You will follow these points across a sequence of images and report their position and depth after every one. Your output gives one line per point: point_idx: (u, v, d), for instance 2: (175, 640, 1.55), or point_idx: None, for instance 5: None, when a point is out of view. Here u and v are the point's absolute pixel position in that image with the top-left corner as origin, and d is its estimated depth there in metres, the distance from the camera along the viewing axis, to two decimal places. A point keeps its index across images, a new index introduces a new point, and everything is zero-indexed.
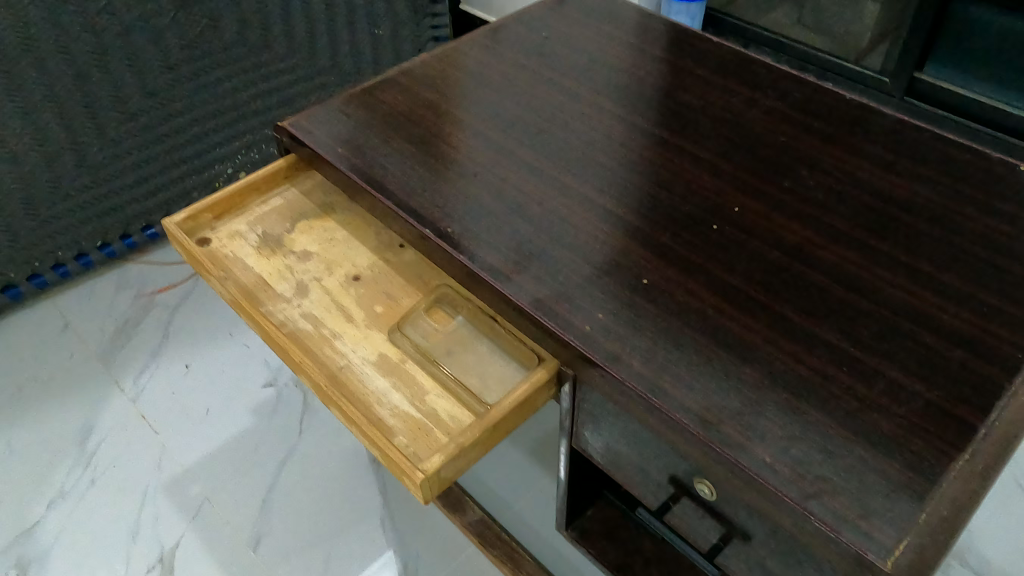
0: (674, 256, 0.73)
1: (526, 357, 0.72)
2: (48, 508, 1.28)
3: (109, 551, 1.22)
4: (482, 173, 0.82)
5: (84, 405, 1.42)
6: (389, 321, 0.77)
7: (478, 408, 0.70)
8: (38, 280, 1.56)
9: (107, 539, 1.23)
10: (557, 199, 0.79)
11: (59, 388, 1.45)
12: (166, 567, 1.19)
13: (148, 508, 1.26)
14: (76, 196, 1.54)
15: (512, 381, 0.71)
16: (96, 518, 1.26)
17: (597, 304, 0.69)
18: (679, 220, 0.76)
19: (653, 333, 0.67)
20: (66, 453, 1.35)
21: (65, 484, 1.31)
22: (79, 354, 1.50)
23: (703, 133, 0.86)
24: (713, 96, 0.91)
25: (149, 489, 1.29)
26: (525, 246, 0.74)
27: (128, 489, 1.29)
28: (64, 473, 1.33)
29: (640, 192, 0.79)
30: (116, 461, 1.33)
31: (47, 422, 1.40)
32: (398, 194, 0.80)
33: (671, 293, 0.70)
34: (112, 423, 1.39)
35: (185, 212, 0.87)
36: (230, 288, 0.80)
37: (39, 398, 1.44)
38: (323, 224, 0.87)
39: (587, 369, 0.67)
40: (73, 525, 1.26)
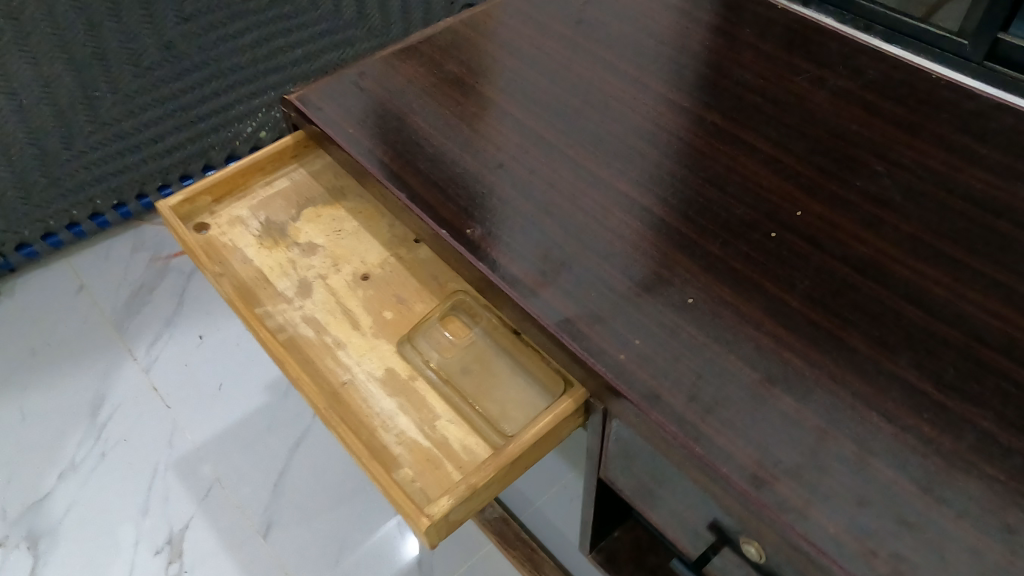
0: (725, 269, 0.63)
1: (550, 381, 0.63)
2: (58, 480, 1.23)
3: (118, 530, 1.17)
4: (507, 162, 0.72)
5: (97, 373, 1.36)
6: (399, 330, 0.69)
7: (495, 439, 0.62)
8: (53, 240, 1.51)
9: (117, 516, 1.19)
10: (591, 196, 0.69)
11: (71, 353, 1.40)
12: (174, 551, 1.15)
13: (158, 486, 1.21)
14: (90, 153, 1.46)
15: (535, 407, 0.63)
16: (105, 494, 1.21)
17: (633, 327, 0.60)
18: (732, 225, 0.66)
19: (698, 364, 0.57)
20: (77, 423, 1.30)
21: (75, 455, 1.26)
22: (93, 319, 1.45)
23: (763, 119, 0.75)
24: (775, 73, 0.79)
25: (159, 466, 1.24)
26: (553, 252, 0.65)
27: (138, 465, 1.24)
28: (74, 443, 1.28)
29: (687, 189, 0.69)
30: (127, 434, 1.28)
31: (59, 388, 1.35)
32: (411, 185, 0.71)
33: (720, 315, 0.60)
34: (124, 393, 1.33)
35: (182, 194, 0.79)
36: (225, 285, 0.72)
37: (51, 362, 1.38)
38: (332, 212, 0.79)
39: (619, 404, 0.58)
40: (83, 500, 1.21)
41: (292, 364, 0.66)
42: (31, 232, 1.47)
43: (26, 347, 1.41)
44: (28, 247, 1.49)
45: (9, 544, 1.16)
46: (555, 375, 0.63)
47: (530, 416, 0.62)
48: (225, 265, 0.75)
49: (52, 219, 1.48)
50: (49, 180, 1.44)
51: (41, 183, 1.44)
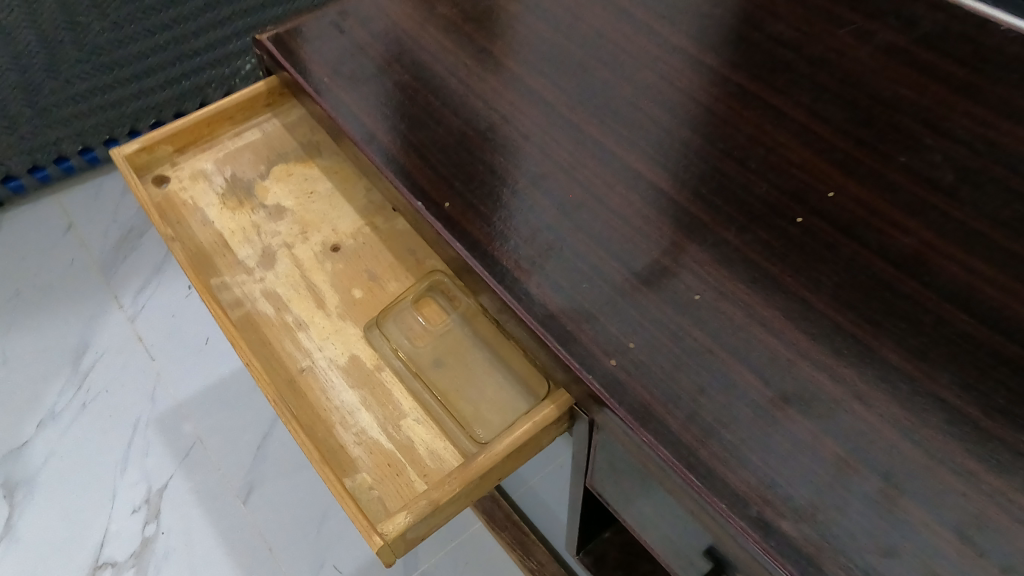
0: (740, 261, 0.54)
1: (531, 380, 0.56)
2: (37, 428, 1.19)
3: (95, 485, 1.14)
4: (498, 124, 0.63)
5: (81, 319, 1.31)
6: (367, 312, 0.62)
7: (466, 443, 0.55)
8: (41, 174, 1.45)
9: (95, 470, 1.15)
10: (591, 168, 0.60)
11: (56, 295, 1.34)
12: (152, 510, 1.11)
13: (138, 442, 1.17)
14: (83, 85, 1.39)
15: (512, 411, 0.55)
16: (84, 447, 1.17)
17: (628, 328, 0.51)
18: (751, 208, 0.57)
19: (700, 376, 0.49)
20: (59, 369, 1.25)
21: (56, 404, 1.22)
22: (80, 260, 1.39)
23: (796, 79, 0.64)
24: (815, 24, 0.68)
25: (140, 421, 1.19)
26: (542, 234, 0.56)
27: (119, 419, 1.20)
28: (55, 391, 1.23)
29: (702, 163, 0.60)
30: (110, 384, 1.24)
31: (42, 332, 1.30)
32: (387, 149, 0.63)
33: (730, 317, 0.51)
34: (108, 341, 1.28)
35: (139, 142, 0.69)
36: (178, 252, 0.64)
37: (35, 304, 1.33)
38: (304, 170, 0.71)
39: (602, 415, 0.51)
40: (62, 451, 1.17)
41: (242, 347, 0.58)
42: (17, 164, 1.40)
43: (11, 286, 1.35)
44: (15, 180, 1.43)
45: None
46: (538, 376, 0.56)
47: (506, 420, 0.55)
48: (183, 225, 0.68)
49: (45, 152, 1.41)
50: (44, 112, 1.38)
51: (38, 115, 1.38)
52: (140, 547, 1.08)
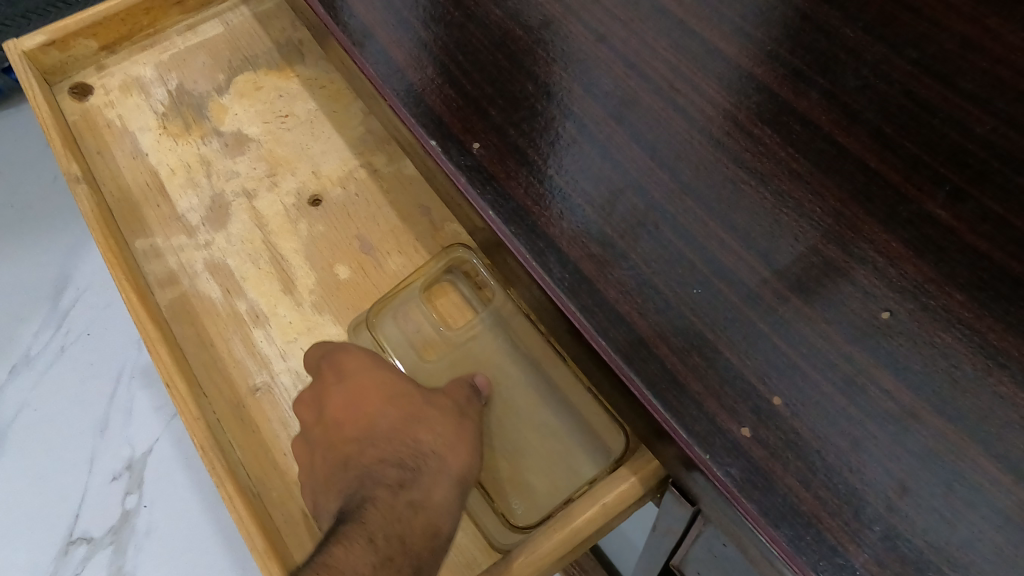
0: (958, 254, 0.32)
1: (583, 418, 0.43)
2: (9, 375, 0.92)
3: (68, 445, 0.88)
4: (556, 17, 0.41)
5: (60, 245, 1.00)
6: (356, 302, 0.48)
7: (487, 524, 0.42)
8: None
9: (69, 429, 0.89)
10: (702, 89, 0.37)
11: (28, 219, 1.01)
12: (134, 479, 0.86)
13: (122, 395, 0.91)
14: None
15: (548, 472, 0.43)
16: (60, 399, 0.90)
17: (771, 371, 0.31)
18: (965, 158, 0.34)
19: (898, 463, 0.28)
20: (33, 307, 0.96)
21: (31, 346, 0.94)
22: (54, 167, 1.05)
23: None
24: None
25: (126, 369, 0.92)
26: (622, 199, 0.35)
27: (99, 367, 0.92)
28: (26, 326, 0.95)
29: (882, 76, 0.36)
30: (94, 323, 0.95)
31: (12, 261, 0.99)
32: (389, 55, 0.41)
33: (947, 354, 0.30)
34: (93, 269, 0.99)
35: (46, 34, 0.51)
36: (84, 200, 0.46)
37: (5, 214, 1.02)
38: (278, 84, 0.55)
39: (698, 495, 0.32)
40: (35, 402, 0.90)
41: (162, 353, 0.43)
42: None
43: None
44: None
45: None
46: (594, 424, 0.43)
47: (540, 487, 0.43)
48: (105, 157, 0.52)
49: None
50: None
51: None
52: (118, 522, 0.84)
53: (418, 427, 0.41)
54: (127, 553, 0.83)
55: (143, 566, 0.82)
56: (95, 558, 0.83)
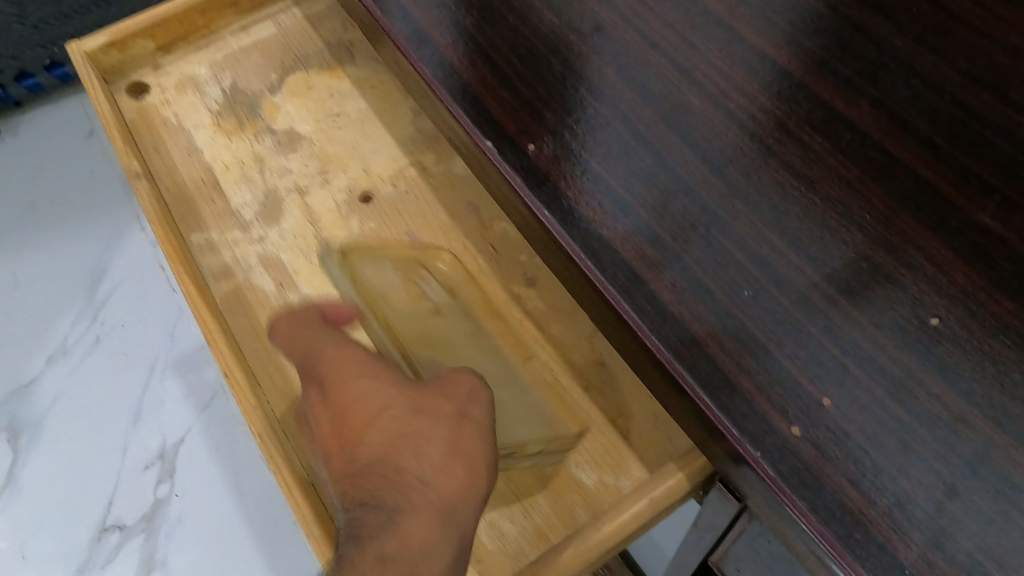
0: (1007, 263, 0.32)
1: (625, 416, 0.44)
2: (46, 362, 0.89)
3: (102, 434, 0.86)
4: (608, 23, 0.42)
5: (96, 233, 0.97)
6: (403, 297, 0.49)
7: (539, 518, 0.42)
8: (29, 83, 1.02)
9: (103, 417, 0.86)
10: (752, 96, 0.38)
11: (67, 208, 0.98)
12: (167, 468, 0.84)
13: (155, 385, 0.88)
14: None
15: (594, 468, 0.43)
16: (95, 387, 0.88)
17: (822, 373, 0.31)
18: (1016, 171, 0.34)
19: (946, 464, 0.29)
20: (67, 294, 0.93)
21: (66, 335, 0.91)
22: (91, 159, 1.01)
23: None
24: None
25: (159, 360, 0.89)
26: (673, 204, 0.36)
27: (133, 357, 0.89)
28: (60, 315, 0.92)
29: (933, 87, 0.37)
30: (128, 315, 0.92)
31: (48, 248, 0.96)
32: (444, 58, 0.43)
33: (995, 360, 0.30)
34: (129, 260, 0.96)
35: (107, 35, 0.54)
36: (144, 196, 0.48)
37: (41, 202, 0.98)
38: (329, 83, 0.56)
39: (749, 491, 0.32)
40: (71, 389, 0.88)
41: (220, 344, 0.44)
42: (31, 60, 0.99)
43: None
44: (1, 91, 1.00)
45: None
46: (636, 426, 0.44)
47: (588, 485, 0.43)
48: (161, 153, 0.53)
49: (26, 58, 0.98)
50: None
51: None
52: (150, 510, 0.83)
53: (405, 448, 0.35)
54: (158, 541, 0.81)
55: (173, 556, 0.81)
56: (127, 546, 0.81)
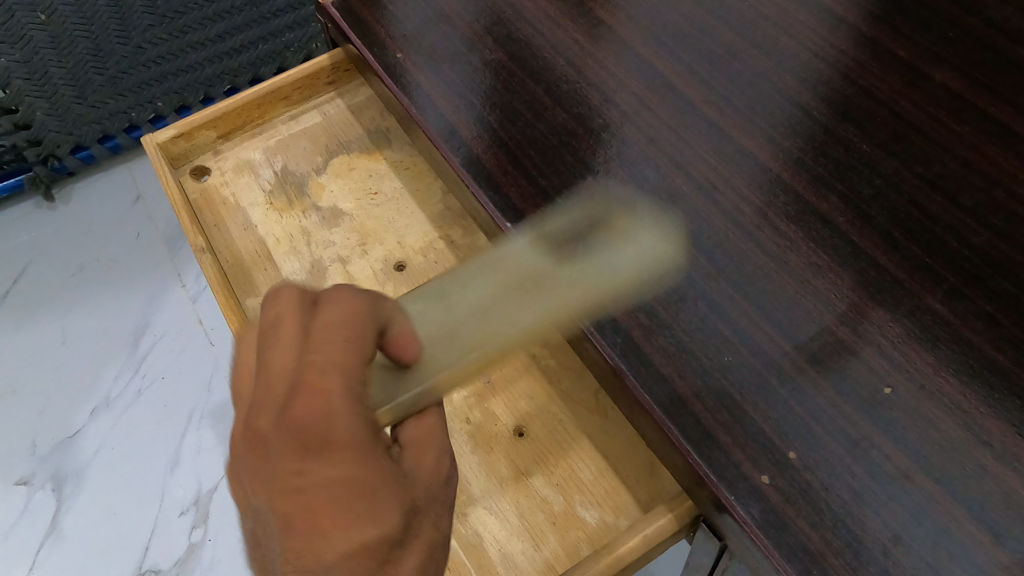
0: (951, 343, 0.38)
1: (628, 464, 0.49)
2: (89, 416, 0.83)
3: (140, 484, 0.79)
4: (614, 121, 0.48)
5: (137, 291, 0.90)
6: None
7: (548, 552, 0.46)
8: (83, 154, 0.93)
9: (141, 469, 0.80)
10: (738, 192, 0.44)
11: (111, 271, 0.91)
12: (202, 515, 0.78)
13: (192, 435, 0.82)
14: (113, 44, 0.92)
15: (597, 508, 0.47)
16: (137, 439, 0.82)
17: (790, 432, 0.37)
18: (965, 263, 0.40)
19: (893, 514, 0.34)
20: (111, 352, 0.87)
21: (108, 388, 0.85)
22: (135, 220, 0.95)
23: None
24: None
25: (196, 412, 0.83)
26: (668, 280, 0.42)
27: (172, 411, 0.83)
28: (101, 365, 0.86)
29: (895, 187, 0.43)
30: (168, 366, 0.86)
31: (90, 308, 0.89)
32: (471, 152, 0.49)
33: (937, 427, 0.36)
34: (169, 314, 0.89)
35: (176, 128, 0.60)
36: (209, 268, 0.54)
37: (90, 266, 0.92)
38: (369, 164, 0.62)
39: (731, 534, 0.37)
40: (113, 443, 0.81)
41: None
42: (85, 133, 0.91)
43: (38, 244, 0.94)
44: (57, 163, 0.92)
45: (33, 482, 0.80)
46: (637, 473, 0.48)
47: (591, 523, 0.47)
48: (220, 229, 0.59)
49: (77, 132, 0.90)
50: (65, 77, 0.90)
51: (54, 79, 0.90)
52: (184, 555, 0.77)
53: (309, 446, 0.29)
54: None
55: None
56: None
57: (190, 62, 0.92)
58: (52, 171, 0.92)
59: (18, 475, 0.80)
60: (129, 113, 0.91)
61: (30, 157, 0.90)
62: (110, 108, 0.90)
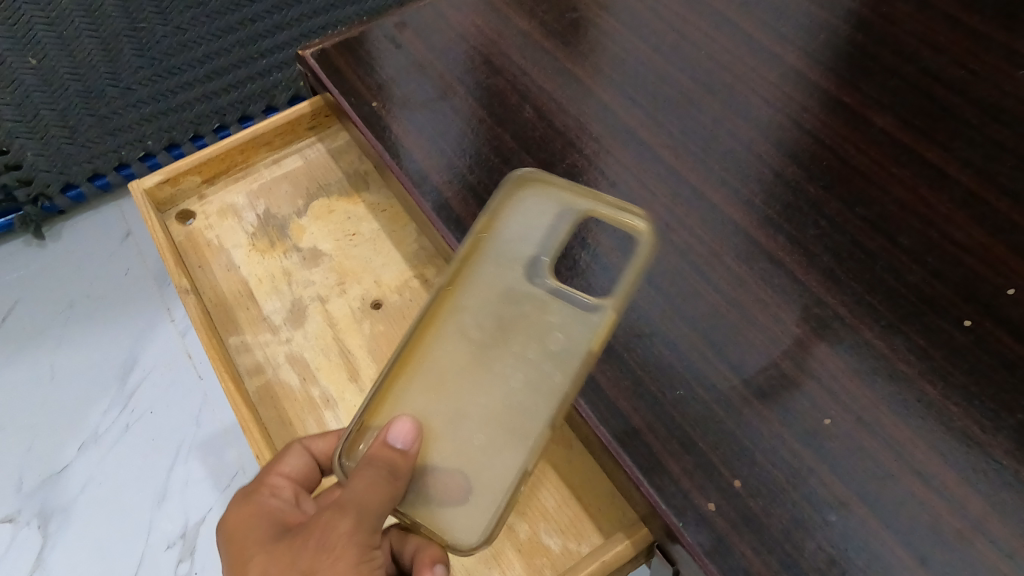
0: (886, 376, 0.40)
1: (590, 493, 0.51)
2: (77, 453, 0.82)
3: (125, 517, 0.79)
4: (579, 168, 0.51)
5: (126, 328, 0.90)
6: None
7: None
8: (73, 193, 0.93)
9: (127, 503, 0.79)
10: (693, 234, 0.47)
11: (101, 309, 0.91)
12: (188, 548, 0.77)
13: (179, 468, 0.81)
14: (104, 85, 0.92)
15: (561, 535, 0.50)
16: (123, 473, 0.81)
17: (736, 460, 0.39)
18: (902, 300, 0.42)
19: (828, 540, 0.37)
20: (98, 389, 0.86)
21: (95, 424, 0.84)
22: (127, 259, 0.94)
23: (973, 114, 0.49)
24: (998, 33, 0.52)
25: (182, 447, 0.82)
26: (625, 319, 0.45)
27: (159, 444, 0.83)
28: (89, 401, 0.85)
29: (838, 228, 0.45)
30: (157, 401, 0.85)
31: (78, 345, 0.88)
32: (442, 197, 0.52)
33: (871, 456, 0.38)
34: (157, 348, 0.89)
35: (162, 174, 0.63)
36: (192, 309, 0.56)
37: (81, 305, 0.91)
38: (348, 206, 0.65)
39: (682, 560, 0.40)
40: (100, 479, 0.81)
41: (254, 434, 0.51)
42: (75, 172, 0.91)
43: (28, 285, 0.93)
44: (47, 203, 0.92)
45: (19, 518, 0.79)
46: (600, 503, 0.50)
47: (555, 550, 0.49)
48: (205, 270, 0.62)
49: (68, 171, 0.91)
50: (56, 118, 0.91)
51: (45, 120, 0.90)
52: None
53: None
54: None
55: None
56: None
57: (181, 100, 0.93)
58: (42, 209, 0.93)
59: (4, 512, 0.79)
60: (119, 151, 0.91)
61: (20, 197, 0.91)
62: (100, 147, 0.91)
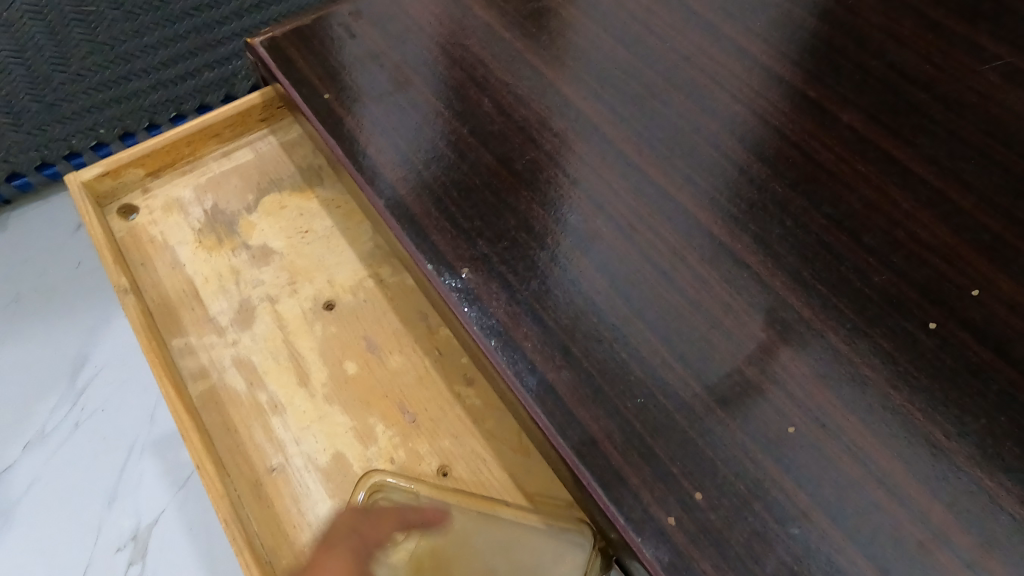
0: (850, 381, 0.39)
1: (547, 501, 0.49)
2: (21, 452, 0.79)
3: (72, 518, 0.75)
4: (540, 163, 0.49)
5: (77, 323, 0.86)
6: (363, 391, 0.54)
7: None
8: (20, 181, 0.91)
9: (74, 505, 0.76)
10: (654, 234, 0.45)
11: (50, 305, 0.87)
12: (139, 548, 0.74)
13: (132, 467, 0.78)
14: None
15: None
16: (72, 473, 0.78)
17: (694, 471, 0.38)
18: (866, 302, 0.41)
19: (788, 554, 0.35)
20: (46, 386, 0.83)
21: (42, 423, 0.81)
22: (77, 253, 0.91)
23: (940, 111, 0.47)
24: (967, 29, 0.51)
25: (136, 445, 0.79)
26: (583, 322, 0.43)
27: (110, 442, 0.79)
28: (36, 399, 0.82)
29: (801, 229, 0.44)
30: (109, 398, 0.82)
31: (25, 341, 0.85)
32: (396, 193, 0.50)
33: (834, 466, 0.37)
34: (108, 345, 0.85)
35: (102, 166, 0.60)
36: (132, 310, 0.54)
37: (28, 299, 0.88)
38: (301, 202, 0.62)
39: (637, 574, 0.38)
40: (46, 479, 0.77)
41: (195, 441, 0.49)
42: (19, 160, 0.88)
43: None
44: None
45: None
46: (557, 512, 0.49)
47: None
48: (148, 268, 0.59)
49: (13, 159, 0.88)
50: None
51: None
52: None
53: None
54: None
55: None
56: None
57: (134, 87, 0.88)
58: None
59: None
60: (69, 139, 0.88)
61: None
62: (49, 136, 0.87)
